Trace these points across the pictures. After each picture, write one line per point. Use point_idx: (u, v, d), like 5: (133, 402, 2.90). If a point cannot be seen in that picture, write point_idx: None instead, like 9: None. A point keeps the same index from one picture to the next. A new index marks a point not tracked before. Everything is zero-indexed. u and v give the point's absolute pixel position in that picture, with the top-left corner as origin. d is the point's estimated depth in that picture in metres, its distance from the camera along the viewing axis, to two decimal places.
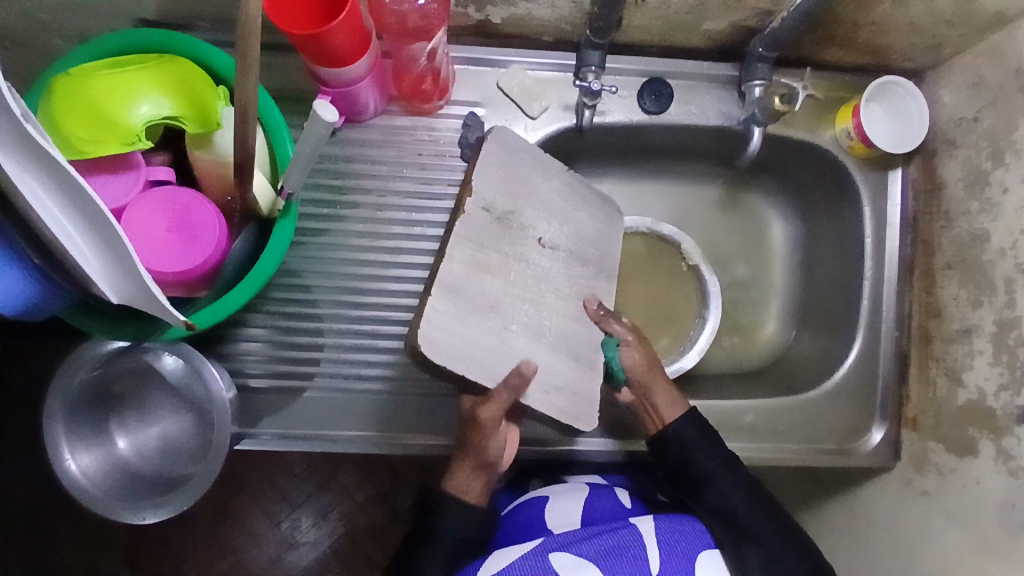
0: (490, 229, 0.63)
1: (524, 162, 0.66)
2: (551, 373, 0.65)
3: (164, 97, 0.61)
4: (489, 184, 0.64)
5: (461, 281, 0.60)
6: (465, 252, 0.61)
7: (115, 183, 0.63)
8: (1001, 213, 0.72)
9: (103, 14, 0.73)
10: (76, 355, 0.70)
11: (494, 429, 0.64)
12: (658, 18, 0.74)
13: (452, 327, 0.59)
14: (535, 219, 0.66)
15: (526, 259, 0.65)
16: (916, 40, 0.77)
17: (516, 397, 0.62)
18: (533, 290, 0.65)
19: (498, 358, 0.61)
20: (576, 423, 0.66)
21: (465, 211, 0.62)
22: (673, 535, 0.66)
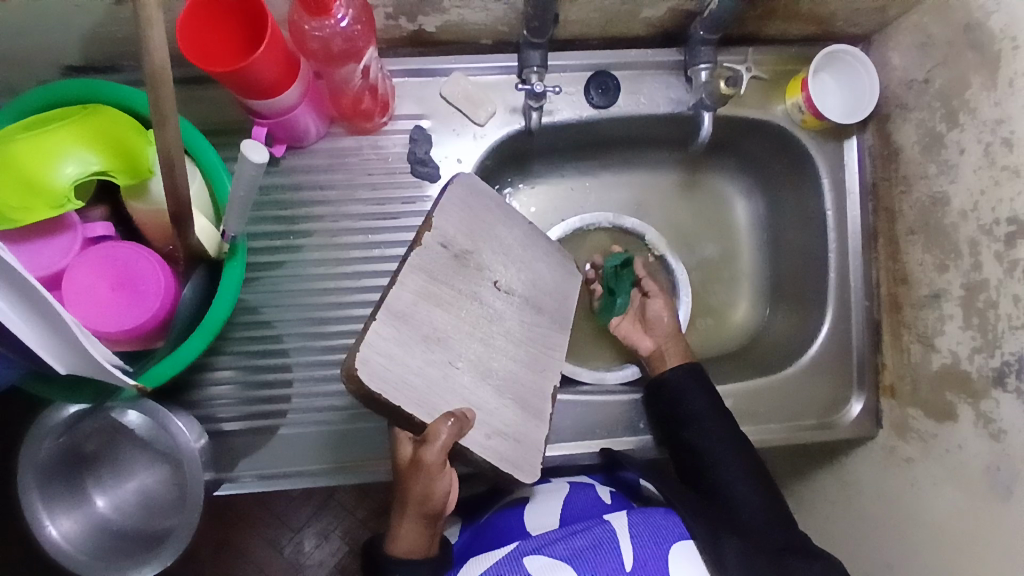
0: (445, 265, 0.62)
1: (488, 210, 0.66)
2: (496, 418, 0.63)
3: (89, 152, 0.59)
4: (451, 221, 0.63)
5: (409, 310, 0.59)
6: (414, 285, 0.60)
7: (52, 246, 0.61)
8: (960, 175, 0.72)
9: (19, 65, 0.70)
10: (38, 423, 0.67)
11: (436, 473, 0.59)
12: (596, 11, 0.73)
13: (394, 372, 0.57)
14: (494, 262, 0.66)
15: (479, 299, 0.64)
16: (859, 6, 0.75)
17: (457, 438, 0.57)
18: (484, 330, 0.64)
19: (437, 392, 0.59)
20: (518, 473, 0.64)
21: (423, 243, 0.61)
22: (647, 528, 0.64)
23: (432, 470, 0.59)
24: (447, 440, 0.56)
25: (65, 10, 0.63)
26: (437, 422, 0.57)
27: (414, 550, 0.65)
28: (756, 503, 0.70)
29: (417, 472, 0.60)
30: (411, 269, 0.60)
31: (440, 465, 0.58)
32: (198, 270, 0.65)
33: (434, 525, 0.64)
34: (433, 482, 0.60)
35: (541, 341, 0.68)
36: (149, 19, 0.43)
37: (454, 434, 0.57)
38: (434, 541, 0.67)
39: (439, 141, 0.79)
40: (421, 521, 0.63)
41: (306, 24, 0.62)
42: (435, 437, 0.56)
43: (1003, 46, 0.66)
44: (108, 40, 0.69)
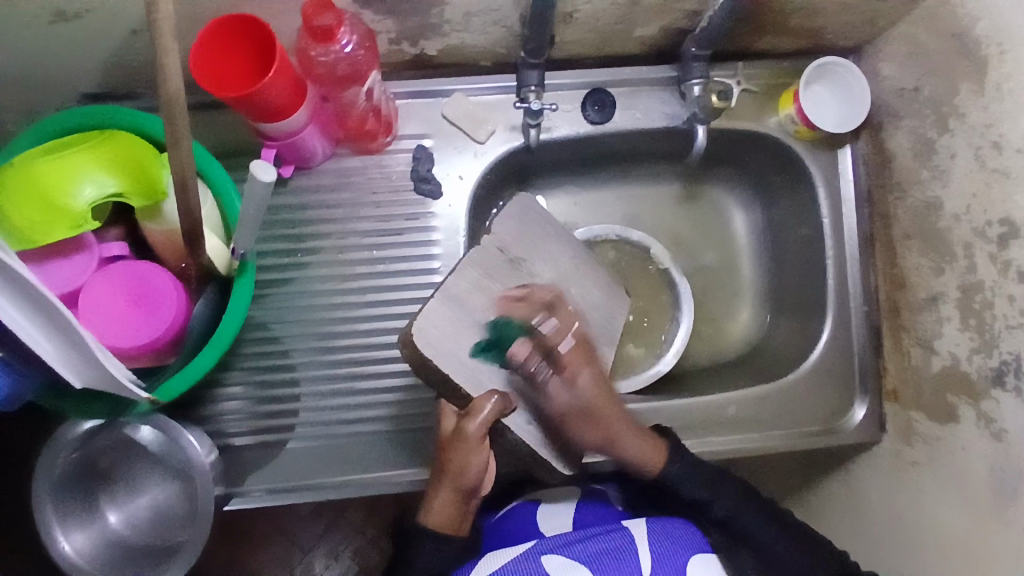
0: (501, 267, 0.71)
1: (539, 225, 0.75)
2: (535, 408, 0.70)
3: (107, 175, 0.61)
4: (507, 230, 0.73)
5: (464, 295, 0.68)
6: (469, 277, 0.69)
7: (70, 265, 0.63)
8: (952, 179, 0.73)
9: (39, 93, 0.73)
10: (58, 435, 0.70)
11: (477, 448, 0.64)
12: (590, 32, 0.76)
13: (446, 345, 0.66)
14: (544, 272, 0.74)
15: (530, 300, 0.71)
16: (848, 19, 0.78)
17: (501, 411, 0.64)
18: (535, 328, 0.70)
19: (484, 370, 0.67)
20: (545, 453, 0.71)
21: (481, 245, 0.71)
22: (666, 539, 0.66)
23: (472, 443, 0.64)
24: (490, 414, 0.64)
25: (81, 40, 0.66)
26: (481, 399, 0.64)
27: (444, 525, 0.68)
28: (770, 534, 0.72)
29: (457, 445, 0.64)
30: (471, 263, 0.70)
31: (481, 439, 0.64)
32: (210, 287, 0.67)
33: (466, 503, 0.68)
34: (470, 456, 0.64)
35: (586, 349, 0.75)
36: (164, 48, 0.45)
37: (496, 411, 0.64)
38: (464, 522, 0.69)
39: (442, 159, 0.82)
40: (454, 496, 0.67)
41: (312, 50, 0.64)
42: (479, 412, 0.63)
43: (990, 51, 0.68)
44: (123, 68, 0.72)
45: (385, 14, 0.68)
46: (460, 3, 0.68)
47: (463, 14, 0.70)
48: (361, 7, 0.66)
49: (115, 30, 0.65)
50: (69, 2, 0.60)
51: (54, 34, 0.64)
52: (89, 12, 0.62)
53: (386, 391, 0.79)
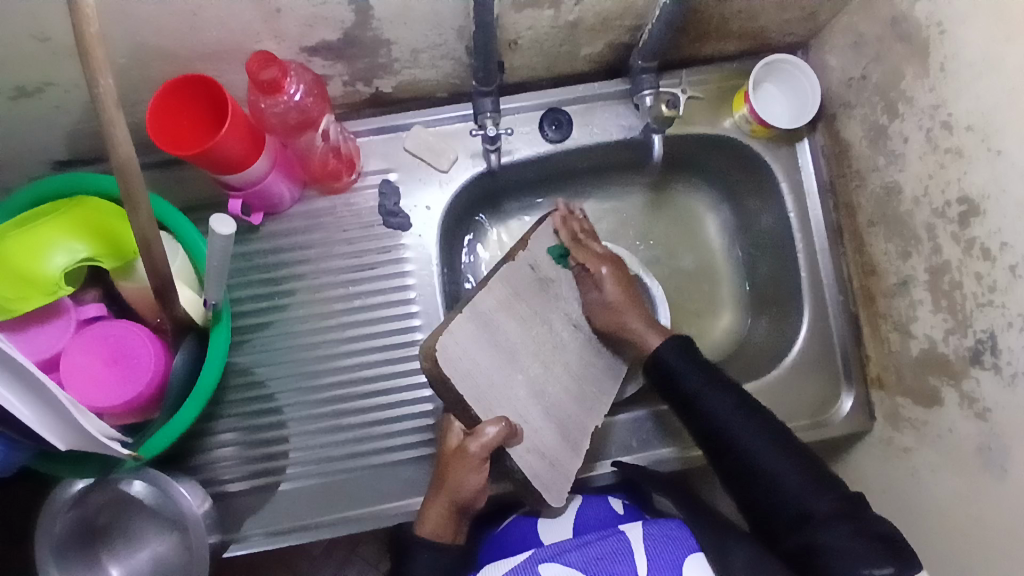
0: (531, 286, 0.72)
1: (576, 250, 0.77)
2: (536, 435, 0.69)
3: (77, 241, 0.64)
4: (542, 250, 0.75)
5: (491, 315, 0.68)
6: (497, 295, 0.69)
7: (50, 331, 0.66)
8: (907, 163, 0.74)
9: (14, 166, 0.76)
10: (53, 497, 0.70)
11: (475, 466, 0.66)
12: (538, 55, 0.78)
13: (465, 362, 0.65)
14: (570, 296, 0.76)
15: (551, 325, 0.73)
16: (789, 16, 0.79)
17: (503, 435, 0.65)
18: (548, 352, 0.72)
19: (497, 395, 0.67)
20: (547, 493, 0.69)
21: (517, 258, 0.72)
22: (663, 541, 0.63)
23: (472, 462, 0.66)
24: (492, 439, 0.65)
25: (46, 113, 0.69)
26: (487, 422, 0.65)
27: (439, 536, 0.68)
28: (789, 468, 0.64)
29: (457, 459, 0.67)
30: (503, 280, 0.70)
31: (480, 460, 0.66)
32: (187, 340, 0.69)
33: (460, 514, 0.69)
34: (469, 473, 0.67)
35: (593, 380, 0.75)
36: (109, 120, 0.46)
37: (500, 436, 0.65)
38: (459, 532, 0.71)
39: (407, 192, 0.83)
40: (449, 508, 0.69)
41: (262, 102, 0.67)
42: (483, 434, 0.65)
43: (930, 32, 0.68)
44: (89, 135, 0.75)
45: (334, 59, 0.71)
46: (404, 41, 0.70)
47: (410, 51, 0.72)
48: (309, 55, 0.69)
49: (77, 100, 0.68)
50: (28, 78, 0.63)
51: (19, 110, 0.67)
52: (49, 86, 0.65)
53: (373, 424, 0.80)
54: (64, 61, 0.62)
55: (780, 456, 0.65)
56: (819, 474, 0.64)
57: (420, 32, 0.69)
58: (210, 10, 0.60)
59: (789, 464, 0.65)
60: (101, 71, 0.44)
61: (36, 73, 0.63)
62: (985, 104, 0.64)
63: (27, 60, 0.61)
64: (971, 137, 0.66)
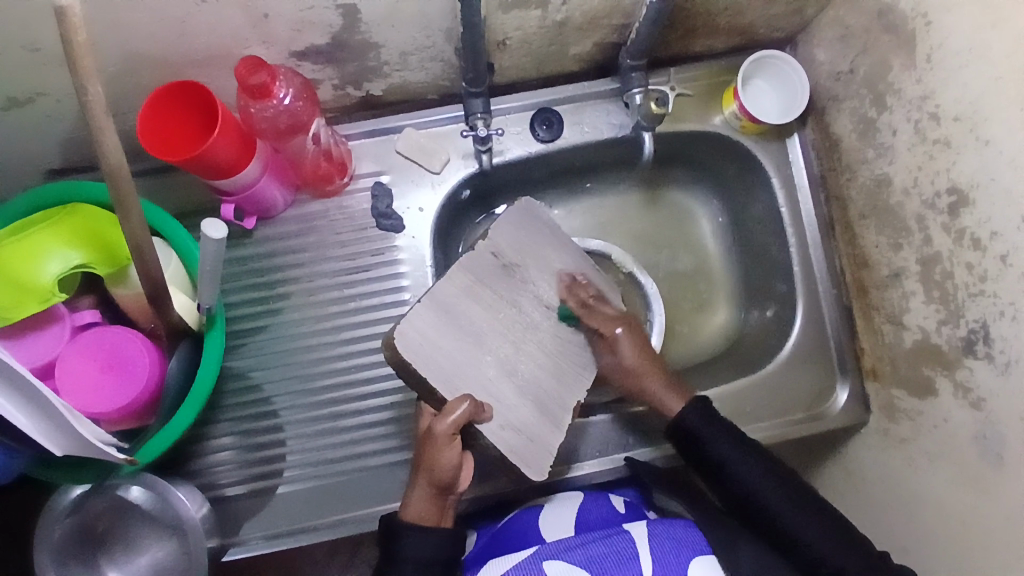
0: (494, 272, 0.70)
1: (543, 233, 0.74)
2: (511, 412, 0.68)
3: (71, 249, 0.63)
4: (506, 236, 0.71)
5: (454, 301, 0.67)
6: (460, 283, 0.68)
7: (46, 338, 0.66)
8: (896, 155, 0.74)
9: (6, 176, 0.77)
10: (50, 505, 0.71)
11: (448, 443, 0.65)
12: (527, 56, 0.78)
13: (427, 348, 0.65)
14: (539, 278, 0.72)
15: (519, 306, 0.70)
16: (775, 12, 0.79)
17: (470, 412, 0.63)
18: (518, 333, 0.70)
19: (462, 374, 0.66)
20: (524, 468, 0.67)
21: (476, 248, 0.69)
22: (668, 542, 0.64)
23: (441, 441, 0.64)
24: (461, 416, 0.63)
25: (38, 122, 0.70)
26: (454, 401, 0.64)
27: (424, 518, 0.68)
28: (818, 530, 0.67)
29: (428, 442, 0.66)
30: (464, 270, 0.68)
31: (449, 438, 0.64)
32: (182, 344, 0.70)
33: (444, 497, 0.69)
34: (442, 452, 0.66)
35: (572, 358, 0.73)
36: (98, 126, 0.46)
37: (467, 414, 0.63)
38: (445, 513, 0.70)
39: (400, 194, 0.84)
40: (433, 491, 0.68)
41: (252, 107, 0.68)
42: (451, 412, 0.63)
43: (916, 24, 0.68)
44: (81, 143, 0.75)
45: (324, 63, 0.71)
46: (393, 44, 0.71)
47: (399, 54, 0.73)
48: (299, 59, 0.70)
49: (67, 109, 0.69)
50: (18, 88, 0.64)
51: (10, 120, 0.68)
52: (39, 95, 0.66)
53: (369, 425, 0.80)
54: (54, 69, 0.62)
55: (784, 498, 0.69)
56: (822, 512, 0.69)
57: (408, 34, 0.70)
58: (199, 16, 0.60)
59: (795, 506, 0.68)
60: (89, 77, 0.44)
61: (26, 82, 0.63)
62: (972, 94, 0.64)
63: (18, 70, 0.61)
64: (958, 127, 0.66)
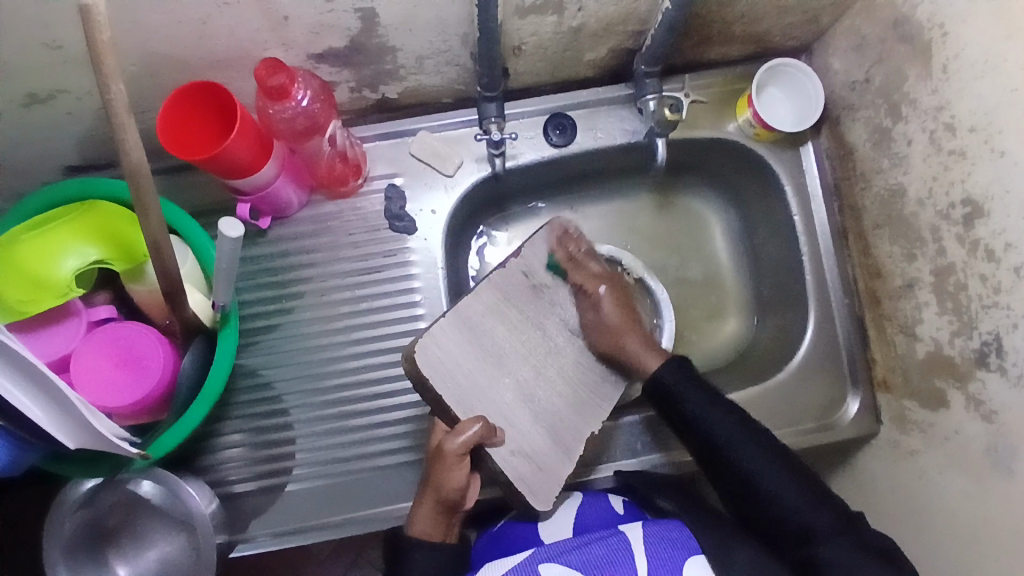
0: (524, 293, 0.73)
1: (573, 259, 0.77)
2: (523, 438, 0.69)
3: (89, 245, 0.65)
4: (537, 258, 0.75)
5: (479, 319, 0.70)
6: (486, 301, 0.71)
7: (62, 333, 0.67)
8: (911, 165, 0.74)
9: (26, 171, 0.78)
10: (60, 499, 0.71)
11: (457, 465, 0.66)
12: (542, 61, 0.79)
13: (447, 367, 0.67)
14: (566, 303, 0.76)
15: (544, 329, 0.74)
16: (791, 20, 0.79)
17: (480, 433, 0.65)
18: (540, 357, 0.72)
19: (478, 395, 0.68)
20: (533, 498, 0.68)
21: (507, 266, 0.73)
22: (663, 543, 0.63)
23: (451, 461, 0.65)
24: (471, 437, 0.65)
25: (58, 120, 0.71)
26: (466, 421, 0.66)
27: (429, 534, 0.68)
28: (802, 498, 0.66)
29: (439, 460, 0.66)
30: (495, 285, 0.72)
31: (458, 458, 0.66)
32: (196, 341, 0.70)
33: (450, 515, 0.69)
34: (451, 472, 0.66)
35: (591, 385, 0.74)
36: (120, 125, 0.47)
37: (477, 436, 0.65)
38: (451, 531, 0.70)
39: (413, 197, 0.84)
40: (438, 509, 0.68)
41: (270, 108, 0.69)
42: (462, 432, 0.65)
43: (932, 35, 0.68)
44: (100, 141, 0.76)
45: (341, 65, 0.72)
46: (409, 48, 0.72)
47: (415, 58, 0.74)
48: (316, 61, 0.70)
49: (87, 107, 0.70)
50: (40, 85, 0.65)
51: (33, 116, 0.69)
52: (61, 92, 0.67)
53: (378, 426, 0.81)
54: (77, 67, 0.64)
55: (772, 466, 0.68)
56: (812, 485, 0.67)
57: (425, 38, 0.70)
58: (220, 18, 0.61)
59: (788, 479, 0.67)
60: (112, 77, 0.45)
61: (49, 80, 0.64)
62: (987, 104, 0.64)
63: (41, 68, 0.63)
64: (974, 138, 0.66)
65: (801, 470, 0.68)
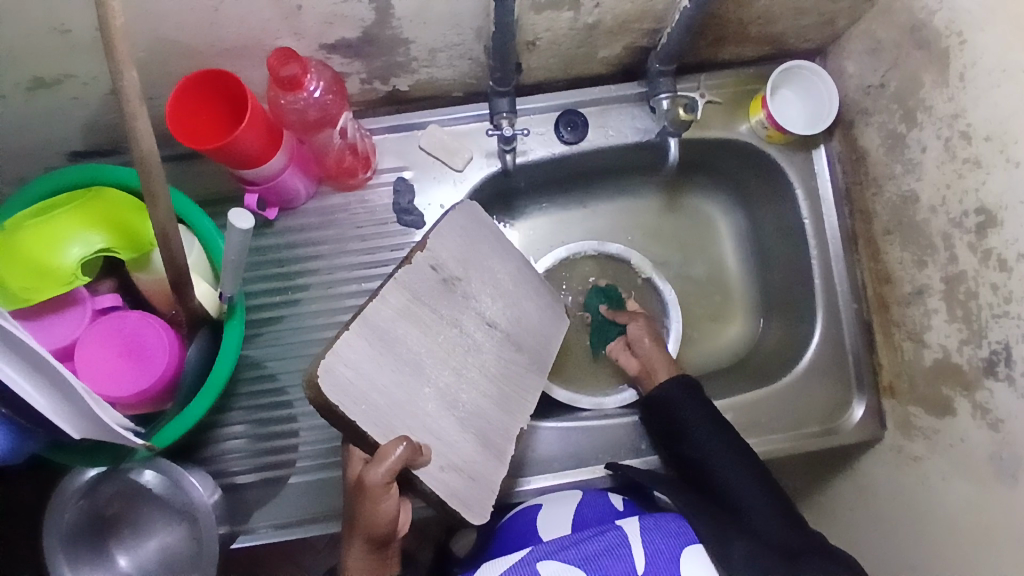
0: (434, 288, 0.60)
1: (486, 241, 0.66)
2: (452, 450, 0.59)
3: (94, 233, 0.64)
4: (446, 246, 0.62)
5: (389, 326, 0.56)
6: (396, 302, 0.57)
7: (65, 321, 0.66)
8: (924, 172, 0.73)
9: (31, 156, 0.77)
10: (61, 487, 0.70)
11: (384, 494, 0.54)
12: (555, 57, 0.78)
13: (360, 387, 0.53)
14: (481, 293, 0.64)
15: (460, 327, 0.62)
16: (808, 21, 0.78)
17: (408, 458, 0.52)
18: (459, 358, 0.61)
19: (400, 414, 0.55)
20: (466, 513, 0.59)
21: (414, 262, 0.59)
22: (660, 534, 0.62)
23: (376, 492, 0.54)
24: (396, 465, 0.52)
25: (64, 105, 0.70)
26: (389, 444, 0.53)
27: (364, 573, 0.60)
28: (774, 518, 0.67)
29: (361, 493, 0.54)
30: (400, 284, 0.58)
31: (385, 488, 0.54)
32: (202, 332, 0.70)
33: (380, 541, 0.59)
34: (378, 503, 0.55)
35: (515, 380, 0.66)
36: (132, 113, 0.46)
37: (405, 460, 0.53)
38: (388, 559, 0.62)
39: (422, 190, 0.83)
40: (367, 544, 0.58)
41: (282, 99, 0.68)
42: (383, 459, 0.52)
43: (950, 41, 0.68)
44: (106, 127, 0.75)
45: (353, 57, 0.71)
46: (422, 40, 0.71)
47: (428, 51, 0.73)
48: (328, 52, 0.70)
49: (94, 92, 0.69)
50: (47, 69, 0.64)
51: (39, 100, 0.68)
52: (67, 77, 0.66)
53: None
54: (84, 53, 0.63)
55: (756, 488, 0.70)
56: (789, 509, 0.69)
57: (439, 31, 0.69)
58: (232, 6, 0.60)
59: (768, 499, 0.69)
60: (125, 64, 0.44)
61: (57, 65, 0.64)
62: (1004, 113, 0.63)
63: (49, 52, 0.62)
64: (989, 146, 0.65)
65: (778, 495, 0.70)
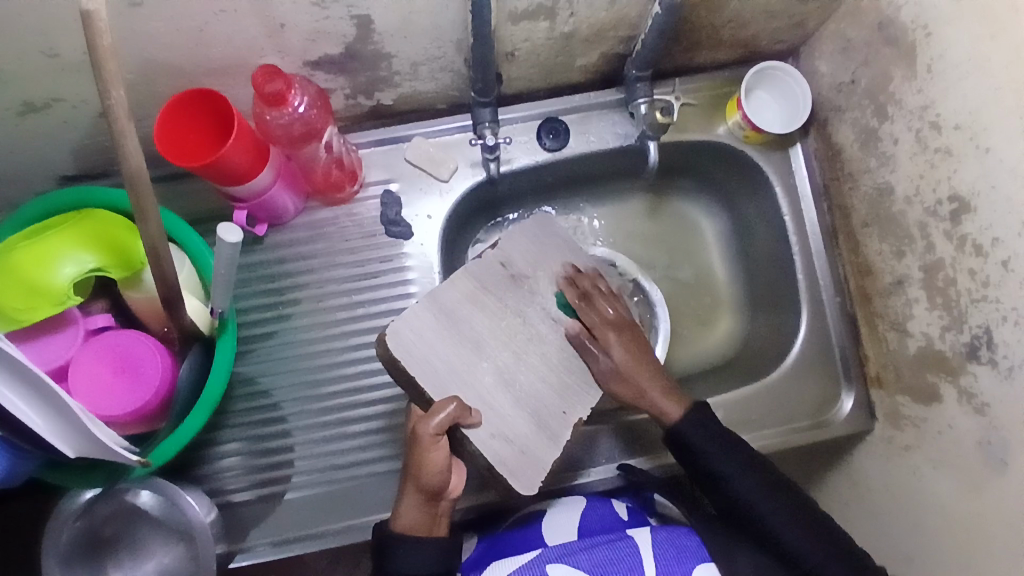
0: (502, 282, 0.69)
1: (553, 245, 0.73)
2: (505, 422, 0.65)
3: (86, 252, 0.64)
4: (516, 246, 0.71)
5: (454, 306, 0.67)
6: (461, 287, 0.68)
7: (58, 341, 0.67)
8: (897, 164, 0.75)
9: (20, 181, 0.78)
10: (60, 508, 0.71)
11: (434, 448, 0.63)
12: (535, 66, 0.80)
13: (421, 351, 0.65)
14: (546, 291, 0.71)
15: (525, 318, 0.69)
16: (779, 24, 0.81)
17: (458, 411, 0.62)
18: (522, 342, 0.68)
19: (454, 379, 0.65)
20: (512, 480, 0.64)
21: (484, 256, 0.70)
22: (670, 548, 0.64)
23: (426, 445, 0.62)
24: (445, 419, 0.61)
25: (53, 129, 0.71)
26: (440, 402, 0.62)
27: (414, 528, 0.66)
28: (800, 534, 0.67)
29: (414, 445, 0.63)
30: (469, 273, 0.68)
31: (434, 444, 0.62)
32: (194, 348, 0.71)
33: (435, 505, 0.67)
34: (428, 457, 0.63)
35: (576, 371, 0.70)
36: (121, 131, 0.47)
37: (452, 417, 0.62)
38: (438, 522, 0.68)
39: (409, 202, 0.85)
40: (421, 498, 0.66)
41: (267, 114, 0.69)
42: (435, 414, 0.61)
43: (916, 35, 0.70)
44: (96, 150, 0.77)
45: (337, 72, 0.73)
46: (404, 54, 0.72)
47: (410, 64, 0.74)
48: (312, 69, 0.71)
49: (83, 115, 0.70)
50: (37, 93, 0.65)
51: (29, 125, 0.69)
52: (57, 101, 0.67)
53: (373, 432, 0.81)
54: (74, 76, 0.64)
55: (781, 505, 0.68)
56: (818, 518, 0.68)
57: (419, 44, 0.71)
58: (216, 25, 0.61)
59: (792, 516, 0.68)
60: (113, 82, 0.46)
61: (47, 88, 0.65)
62: (971, 103, 0.65)
63: (39, 76, 0.63)
64: (959, 135, 0.67)
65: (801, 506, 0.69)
